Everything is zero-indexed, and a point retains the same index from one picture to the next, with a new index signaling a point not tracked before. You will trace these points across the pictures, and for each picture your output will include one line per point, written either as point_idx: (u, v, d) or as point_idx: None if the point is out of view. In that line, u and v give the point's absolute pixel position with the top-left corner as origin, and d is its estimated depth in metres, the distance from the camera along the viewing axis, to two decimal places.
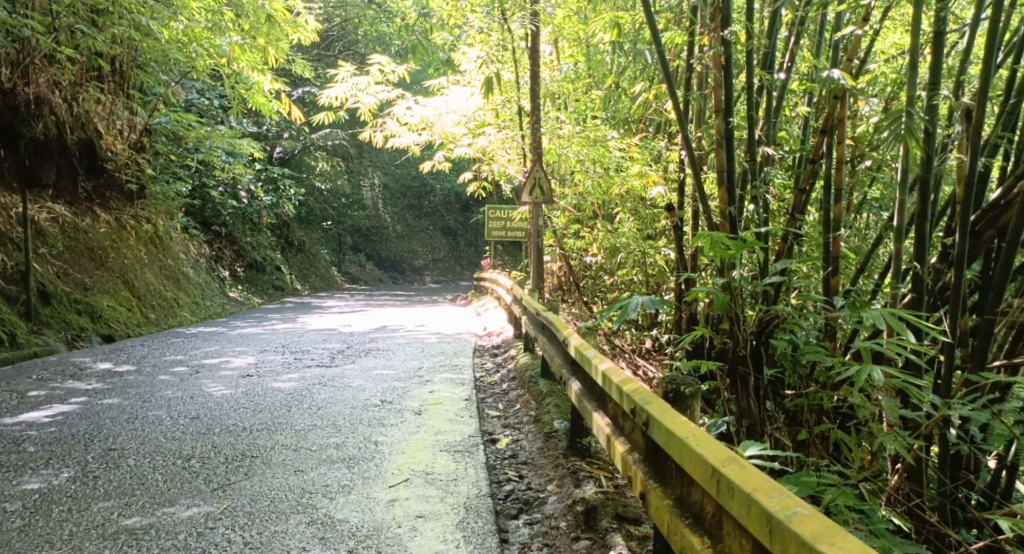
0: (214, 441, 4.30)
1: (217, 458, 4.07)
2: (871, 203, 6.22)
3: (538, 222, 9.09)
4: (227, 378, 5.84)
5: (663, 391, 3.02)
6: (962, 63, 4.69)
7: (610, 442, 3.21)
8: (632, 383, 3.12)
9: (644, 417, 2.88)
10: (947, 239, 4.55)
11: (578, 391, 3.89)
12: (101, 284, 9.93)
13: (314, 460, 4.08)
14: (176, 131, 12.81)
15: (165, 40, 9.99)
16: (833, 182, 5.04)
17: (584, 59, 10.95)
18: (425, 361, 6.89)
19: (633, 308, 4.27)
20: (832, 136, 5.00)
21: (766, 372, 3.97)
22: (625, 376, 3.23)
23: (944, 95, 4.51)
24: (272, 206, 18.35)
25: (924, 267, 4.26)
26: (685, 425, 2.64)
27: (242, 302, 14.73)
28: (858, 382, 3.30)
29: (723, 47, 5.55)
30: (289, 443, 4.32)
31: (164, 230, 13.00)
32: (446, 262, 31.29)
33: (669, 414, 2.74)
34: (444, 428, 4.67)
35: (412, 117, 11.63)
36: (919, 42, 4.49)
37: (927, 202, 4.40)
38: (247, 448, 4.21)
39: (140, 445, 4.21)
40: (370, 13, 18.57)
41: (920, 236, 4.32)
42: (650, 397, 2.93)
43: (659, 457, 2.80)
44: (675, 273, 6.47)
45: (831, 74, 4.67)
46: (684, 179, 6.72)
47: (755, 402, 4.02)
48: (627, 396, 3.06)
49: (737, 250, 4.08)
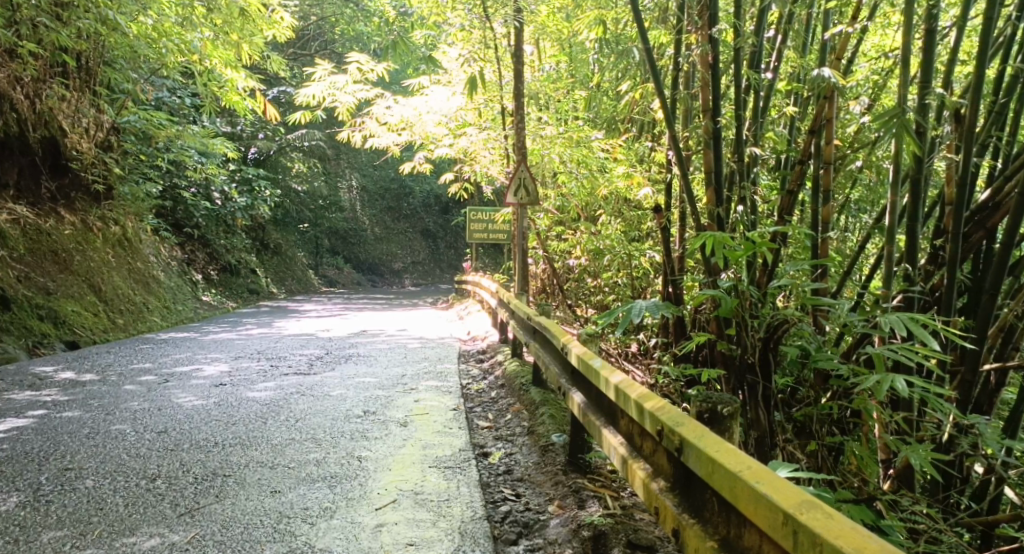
0: (183, 459, 4.02)
1: (185, 478, 3.78)
2: (862, 205, 6.07)
3: (521, 223, 8.86)
4: (199, 387, 5.54)
5: (697, 411, 2.79)
6: (950, 62, 4.53)
7: (628, 465, 2.98)
8: (654, 400, 2.88)
9: (676, 442, 2.64)
10: (936, 241, 4.41)
11: (582, 404, 3.65)
12: (66, 288, 9.57)
13: (293, 479, 3.81)
14: (146, 130, 12.45)
15: (133, 35, 9.64)
16: (824, 183, 4.89)
17: (567, 59, 10.79)
18: (407, 367, 6.63)
19: (637, 313, 4.01)
20: (821, 136, 4.87)
21: (777, 381, 3.77)
22: (644, 390, 3.00)
23: (938, 94, 4.34)
24: (247, 207, 18.00)
25: (914, 268, 4.20)
26: (732, 455, 2.41)
27: (217, 306, 14.37)
28: (881, 392, 3.09)
29: (711, 45, 5.37)
30: (264, 460, 4.05)
31: (134, 232, 12.63)
32: (426, 265, 30.98)
33: (711, 441, 2.51)
34: (432, 441, 4.42)
35: (392, 116, 11.39)
36: (909, 38, 4.31)
37: (920, 202, 4.26)
38: (218, 466, 3.93)
39: (100, 464, 3.92)
40: (347, 12, 18.22)
41: (910, 237, 4.25)
42: (681, 418, 2.70)
43: (696, 489, 2.56)
44: (664, 275, 6.27)
45: (820, 72, 4.57)
46: (671, 179, 6.52)
47: (764, 411, 3.84)
48: (650, 414, 2.82)
49: (746, 250, 3.76)
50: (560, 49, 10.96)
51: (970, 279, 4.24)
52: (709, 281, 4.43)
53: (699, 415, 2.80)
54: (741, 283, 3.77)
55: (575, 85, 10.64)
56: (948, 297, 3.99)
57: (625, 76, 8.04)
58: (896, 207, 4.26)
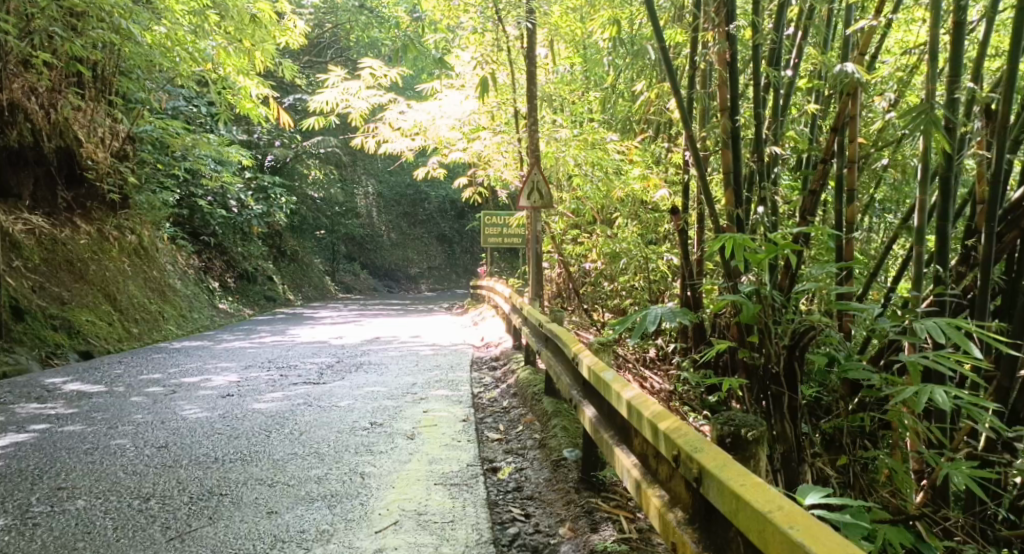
0: (180, 477, 3.89)
1: (179, 498, 3.65)
2: (885, 204, 5.86)
3: (536, 227, 8.70)
4: (205, 399, 5.43)
5: (719, 435, 2.61)
6: (979, 54, 4.33)
7: (644, 491, 2.80)
8: (672, 422, 2.70)
9: (695, 471, 2.46)
10: (968, 241, 4.23)
11: (595, 420, 3.48)
12: (81, 298, 9.51)
13: (290, 498, 3.67)
14: (161, 139, 12.42)
15: (148, 44, 9.54)
16: (848, 182, 4.71)
17: (581, 61, 10.63)
18: (418, 376, 6.47)
19: (652, 321, 3.81)
20: (844, 134, 4.67)
21: (803, 392, 3.55)
22: (660, 408, 2.82)
23: (969, 87, 4.13)
24: (263, 215, 18.00)
25: (945, 269, 4.02)
26: (759, 491, 2.22)
27: (233, 314, 14.31)
28: (920, 404, 2.90)
29: (729, 42, 5.20)
30: (263, 477, 3.92)
31: (150, 240, 12.59)
32: (442, 270, 30.89)
33: (735, 473, 2.32)
34: (439, 456, 4.27)
35: (404, 122, 11.10)
36: (936, 29, 4.12)
37: (950, 201, 4.06)
38: (215, 485, 3.80)
39: (93, 483, 3.80)
40: (361, 19, 18.10)
41: (941, 236, 4.07)
42: (700, 443, 2.52)
43: (718, 526, 2.37)
44: (681, 279, 6.09)
45: (843, 66, 4.39)
46: (688, 181, 6.34)
47: (790, 424, 3.60)
48: (667, 436, 2.64)
49: (767, 253, 3.56)
50: (573, 51, 10.79)
51: (1004, 281, 4.03)
52: (728, 286, 4.24)
53: (721, 438, 2.62)
54: (764, 287, 3.57)
55: (590, 87, 10.48)
56: (982, 299, 3.80)
57: (641, 76, 7.88)
58: (925, 205, 4.08)
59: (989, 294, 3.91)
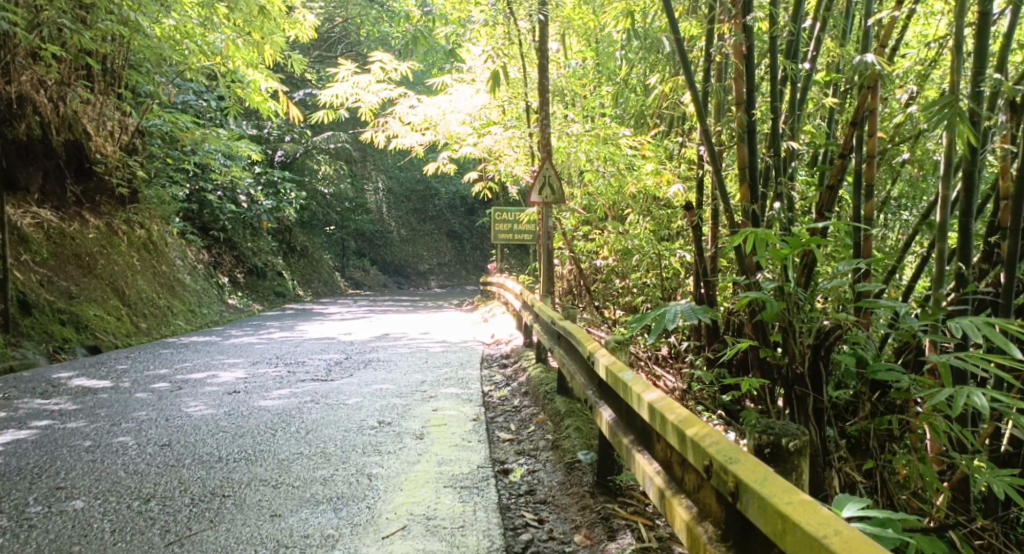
0: (182, 477, 3.81)
1: (180, 499, 3.56)
2: (901, 200, 5.74)
3: (548, 223, 8.57)
4: (211, 396, 5.34)
5: (758, 446, 2.48)
6: (1003, 48, 4.27)
7: (671, 504, 2.66)
8: (703, 430, 2.55)
9: (731, 486, 2.31)
10: (990, 238, 4.14)
11: (613, 424, 3.35)
12: (89, 292, 9.45)
13: (295, 501, 3.57)
14: (170, 133, 12.34)
15: (156, 37, 9.43)
16: (867, 177, 4.60)
17: (594, 55, 10.50)
18: (428, 374, 6.38)
19: (671, 319, 3.63)
20: (863, 128, 4.55)
21: (829, 394, 3.43)
22: (687, 413, 2.68)
23: (996, 80, 4.02)
24: (273, 210, 17.94)
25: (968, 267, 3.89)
26: (810, 510, 2.06)
27: (242, 309, 14.26)
28: (957, 407, 2.78)
29: (745, 34, 5.06)
30: (268, 478, 3.82)
31: (159, 235, 12.53)
32: (452, 267, 30.85)
33: (778, 489, 2.17)
34: (449, 457, 4.17)
35: (415, 116, 11.19)
36: (961, 22, 4.00)
37: (975, 195, 3.96)
38: (217, 486, 3.71)
39: (94, 483, 3.72)
40: (372, 13, 17.92)
41: (963, 231, 3.96)
42: (735, 454, 2.37)
43: (760, 547, 2.22)
44: (695, 277, 5.98)
45: (863, 58, 4.28)
46: (702, 176, 6.20)
47: (816, 427, 3.49)
48: (696, 444, 2.50)
49: (792, 249, 3.43)
50: (586, 45, 10.65)
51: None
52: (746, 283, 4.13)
53: (759, 450, 2.48)
54: (788, 285, 3.43)
55: (603, 82, 10.33)
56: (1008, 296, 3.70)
57: (656, 70, 7.76)
58: (947, 200, 3.95)
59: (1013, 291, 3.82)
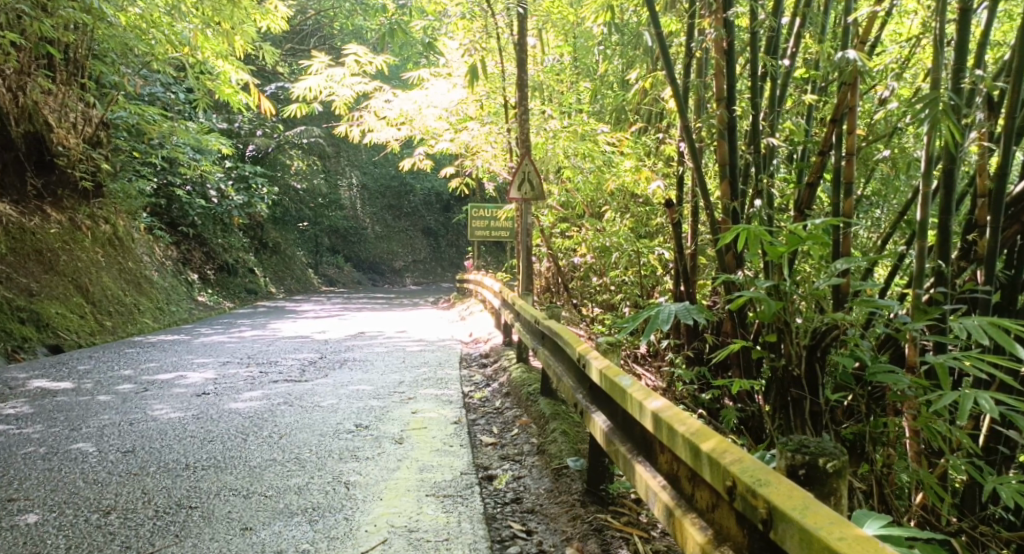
0: (146, 487, 3.61)
1: (143, 512, 3.38)
2: (881, 199, 5.69)
3: (527, 220, 8.43)
4: (178, 398, 5.14)
5: (791, 468, 2.31)
6: (981, 43, 4.20)
7: (683, 526, 2.50)
8: (723, 448, 2.38)
9: (760, 511, 2.14)
10: (968, 236, 4.08)
11: (611, 434, 3.20)
12: (50, 289, 9.16)
13: (266, 514, 3.39)
14: (138, 126, 12.04)
15: (122, 26, 9.14)
16: (845, 174, 4.51)
17: (572, 51, 10.38)
18: (406, 374, 6.22)
19: (665, 318, 3.38)
20: (842, 125, 4.49)
21: (827, 396, 3.31)
22: (700, 425, 2.53)
23: (978, 76, 3.95)
24: (244, 205, 17.62)
25: (947, 264, 3.82)
26: (863, 543, 1.90)
27: (212, 306, 13.97)
28: (964, 412, 2.70)
29: (726, 30, 4.97)
30: (238, 488, 3.63)
31: (126, 230, 12.22)
32: (427, 263, 30.61)
33: (821, 519, 2.00)
34: (430, 463, 4.03)
35: (391, 110, 10.93)
36: (941, 19, 3.95)
37: (954, 191, 3.89)
38: (184, 497, 3.52)
39: (50, 494, 3.52)
40: (345, 6, 17.69)
41: (941, 229, 3.88)
42: (763, 475, 2.20)
43: None
44: (677, 275, 5.89)
45: (844, 54, 4.22)
46: (683, 172, 6.10)
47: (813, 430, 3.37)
48: (716, 460, 2.34)
49: (788, 245, 3.32)
50: (564, 41, 10.53)
51: (1006, 275, 3.88)
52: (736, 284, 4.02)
53: (793, 471, 2.32)
54: (784, 283, 3.30)
55: (581, 78, 10.24)
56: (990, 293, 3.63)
57: (636, 64, 7.65)
58: (928, 199, 3.86)
59: (991, 289, 3.77)
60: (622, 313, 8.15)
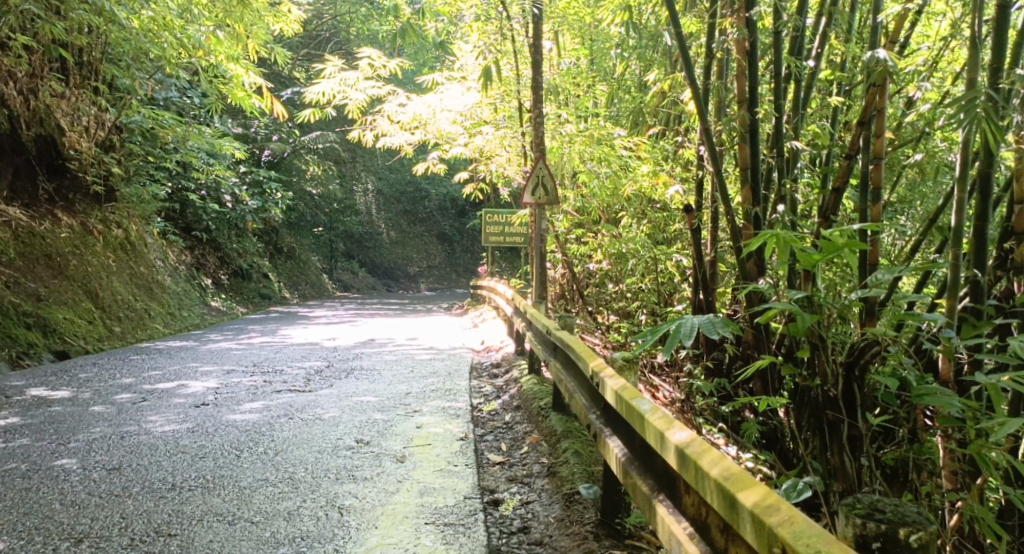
0: (126, 511, 3.42)
1: (119, 539, 3.18)
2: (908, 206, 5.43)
3: (541, 225, 8.16)
4: (174, 409, 4.95)
5: (864, 539, 2.06)
6: (1018, 42, 3.94)
7: None
8: (771, 504, 2.12)
9: None
10: (1003, 244, 3.83)
11: (632, 466, 2.95)
12: (58, 295, 9.02)
13: (249, 543, 3.19)
14: (152, 131, 11.90)
15: (136, 30, 8.97)
16: (875, 179, 4.28)
17: (589, 54, 10.16)
18: (413, 384, 6.01)
19: (687, 334, 3.11)
20: (871, 128, 4.21)
21: (869, 420, 3.04)
22: (738, 471, 2.27)
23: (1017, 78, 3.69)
24: (258, 210, 17.48)
25: (982, 273, 3.56)
26: None
27: (225, 312, 13.83)
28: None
29: (748, 29, 4.71)
30: (224, 514, 3.42)
31: (138, 235, 12.10)
32: (442, 269, 30.42)
33: None
34: (432, 485, 3.81)
35: (404, 114, 10.75)
36: (977, 16, 3.69)
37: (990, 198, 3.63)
38: (166, 524, 3.33)
39: (24, 518, 3.34)
40: (362, 10, 17.55)
41: (977, 236, 3.62)
42: (821, 546, 1.94)
43: None
44: (694, 282, 5.66)
45: (875, 53, 3.98)
46: (702, 177, 5.85)
47: (850, 456, 3.10)
48: (759, 519, 2.08)
49: (824, 253, 3.07)
50: (580, 43, 10.29)
51: None
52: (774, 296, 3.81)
53: (862, 543, 2.06)
54: (817, 294, 3.05)
55: (597, 81, 10.01)
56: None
57: (656, 65, 7.39)
58: (962, 204, 3.61)
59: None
60: (637, 321, 7.90)
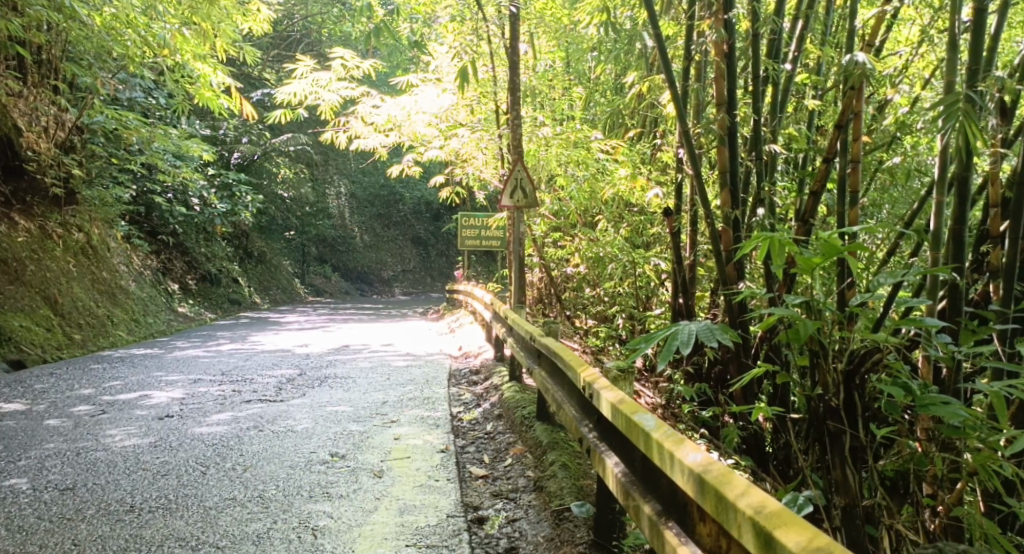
0: (78, 537, 3.21)
1: None
2: (888, 208, 5.35)
3: (520, 229, 7.97)
4: (136, 422, 4.73)
5: None
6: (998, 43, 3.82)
7: None
8: (809, 541, 1.93)
9: None
10: (980, 248, 3.75)
11: (637, 489, 2.77)
12: (14, 301, 8.69)
13: None
14: (116, 132, 11.58)
15: (96, 26, 8.70)
16: (851, 183, 4.05)
17: (565, 56, 10.04)
18: (389, 393, 5.82)
19: (685, 343, 2.95)
20: (847, 132, 4.01)
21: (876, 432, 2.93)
22: (774, 506, 2.07)
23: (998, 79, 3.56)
24: (228, 214, 17.11)
25: (962, 277, 3.42)
26: None
27: (192, 317, 13.51)
28: None
29: (727, 30, 4.57)
30: (185, 539, 3.22)
31: (100, 239, 11.76)
32: (417, 273, 30.18)
33: None
34: (412, 503, 3.63)
35: (378, 116, 10.58)
36: (955, 18, 3.53)
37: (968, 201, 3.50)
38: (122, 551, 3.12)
39: None
40: (334, 11, 17.29)
41: (953, 240, 3.49)
42: None
43: None
44: (675, 286, 5.53)
45: (854, 56, 3.76)
46: (682, 180, 5.73)
47: (853, 469, 2.93)
48: None
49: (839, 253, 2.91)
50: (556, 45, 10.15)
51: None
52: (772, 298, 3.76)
53: None
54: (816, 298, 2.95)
55: (574, 83, 9.89)
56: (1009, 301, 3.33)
57: (633, 66, 7.26)
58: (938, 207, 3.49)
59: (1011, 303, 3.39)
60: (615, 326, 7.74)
